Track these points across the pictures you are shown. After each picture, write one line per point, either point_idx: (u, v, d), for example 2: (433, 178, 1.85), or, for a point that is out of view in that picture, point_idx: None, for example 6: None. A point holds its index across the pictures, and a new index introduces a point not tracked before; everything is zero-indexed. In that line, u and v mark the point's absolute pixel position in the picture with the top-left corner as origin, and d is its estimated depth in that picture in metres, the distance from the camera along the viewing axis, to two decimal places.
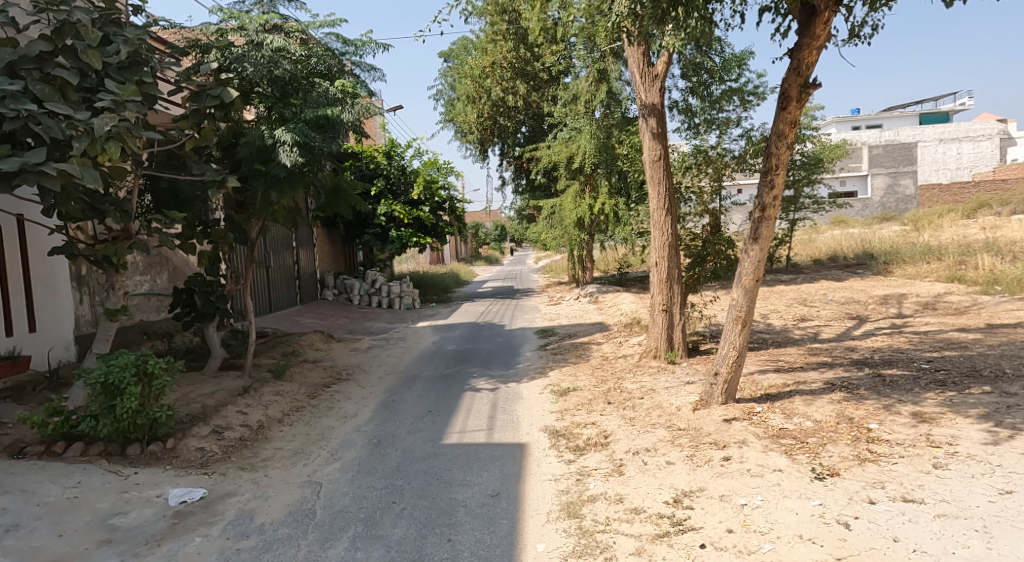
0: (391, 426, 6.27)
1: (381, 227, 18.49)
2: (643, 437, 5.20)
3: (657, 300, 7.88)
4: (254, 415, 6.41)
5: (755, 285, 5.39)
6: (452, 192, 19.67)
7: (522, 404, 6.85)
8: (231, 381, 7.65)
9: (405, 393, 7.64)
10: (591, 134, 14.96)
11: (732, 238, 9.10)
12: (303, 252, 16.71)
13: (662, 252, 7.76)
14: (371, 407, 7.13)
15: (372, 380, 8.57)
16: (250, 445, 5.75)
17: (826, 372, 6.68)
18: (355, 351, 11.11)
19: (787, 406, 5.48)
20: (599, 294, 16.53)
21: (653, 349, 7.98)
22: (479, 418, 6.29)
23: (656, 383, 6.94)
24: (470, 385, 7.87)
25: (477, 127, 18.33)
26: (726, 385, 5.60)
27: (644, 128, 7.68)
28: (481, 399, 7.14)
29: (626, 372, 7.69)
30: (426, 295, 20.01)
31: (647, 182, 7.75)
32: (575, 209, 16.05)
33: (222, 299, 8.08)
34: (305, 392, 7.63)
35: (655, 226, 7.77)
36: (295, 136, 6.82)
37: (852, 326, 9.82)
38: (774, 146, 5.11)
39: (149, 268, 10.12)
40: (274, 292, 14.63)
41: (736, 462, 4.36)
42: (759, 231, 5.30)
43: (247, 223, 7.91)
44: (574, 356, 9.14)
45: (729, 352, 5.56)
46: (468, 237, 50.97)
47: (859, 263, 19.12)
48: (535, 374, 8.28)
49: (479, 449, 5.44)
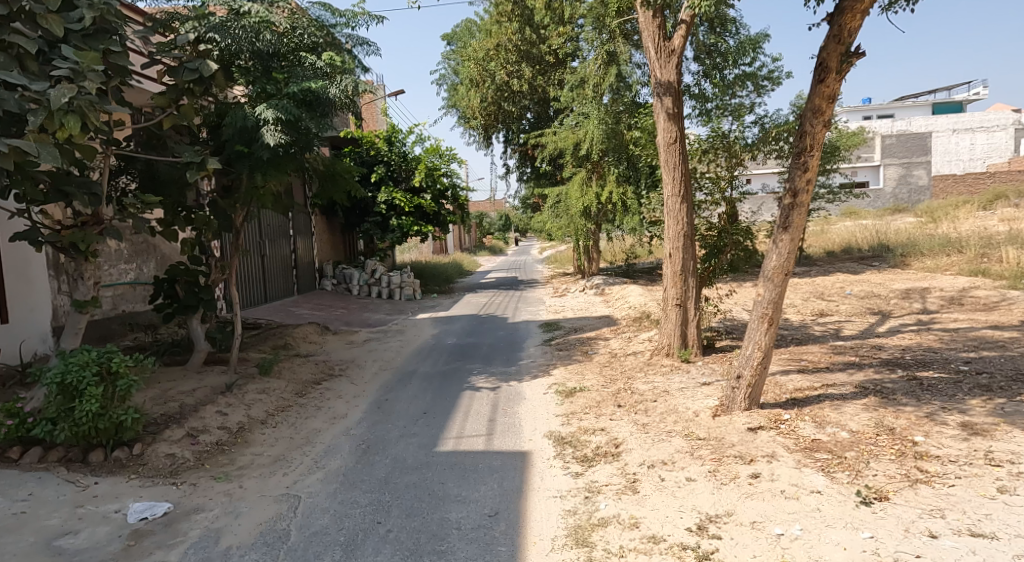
0: (383, 429, 5.78)
1: (381, 216, 17.99)
2: (659, 447, 4.69)
3: (670, 293, 7.33)
4: (235, 416, 5.93)
5: (784, 279, 4.86)
6: (454, 179, 19.10)
7: (525, 405, 6.35)
8: (215, 378, 7.18)
9: (400, 392, 7.15)
10: (599, 120, 14.52)
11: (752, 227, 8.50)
12: (301, 240, 16.24)
13: (676, 243, 7.21)
14: (363, 407, 6.64)
15: (366, 377, 8.08)
16: (227, 451, 5.27)
17: (856, 374, 6.14)
18: (351, 344, 10.63)
19: (817, 412, 4.96)
20: (606, 286, 15.98)
21: (665, 346, 7.44)
22: (478, 421, 5.80)
23: (670, 384, 6.42)
24: (469, 383, 7.37)
25: (480, 112, 17.67)
26: (750, 390, 5.08)
27: (658, 108, 7.11)
28: (481, 399, 6.64)
29: (636, 371, 7.17)
30: (427, 286, 19.51)
31: (660, 167, 7.20)
32: (581, 198, 15.50)
33: (206, 289, 7.58)
34: (294, 390, 7.15)
35: (670, 214, 7.22)
36: (277, 113, 6.30)
37: (875, 322, 9.29)
38: (809, 123, 4.56)
39: (134, 255, 9.66)
40: (269, 281, 14.19)
41: (766, 481, 3.85)
42: (790, 219, 4.77)
43: (232, 209, 7.41)
44: (580, 352, 8.63)
45: (753, 353, 5.03)
46: (472, 227, 50.34)
47: (875, 256, 18.51)
48: (539, 372, 7.76)
49: (477, 457, 4.94)
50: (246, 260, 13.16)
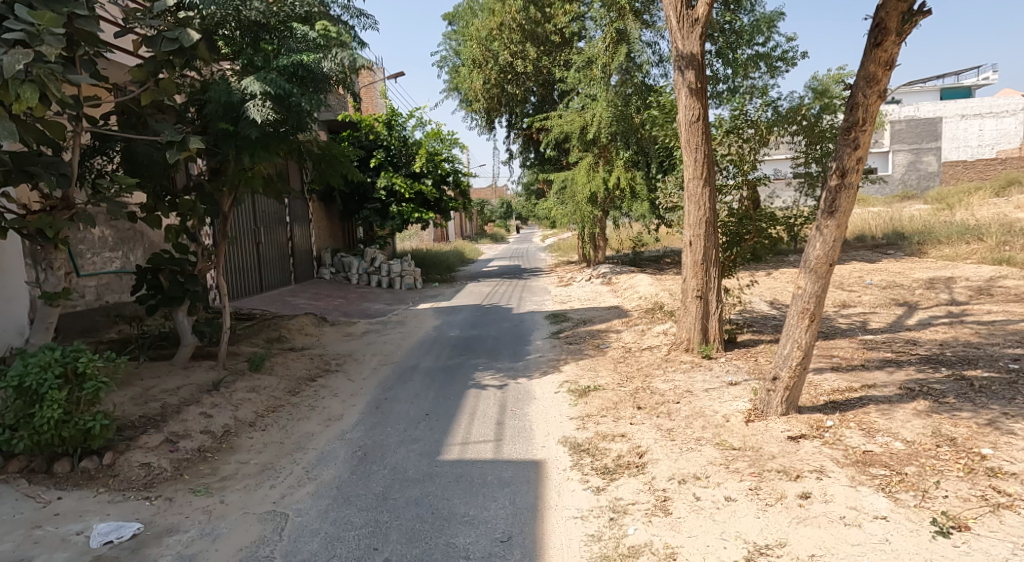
0: (382, 434, 5.30)
1: (380, 202, 17.46)
2: (688, 458, 4.21)
3: (689, 284, 6.84)
4: (221, 418, 5.44)
5: (828, 270, 4.37)
6: (456, 164, 18.57)
7: (535, 406, 5.86)
8: (202, 375, 6.70)
9: (400, 390, 6.66)
10: (608, 103, 13.94)
11: (776, 213, 7.94)
12: (298, 227, 15.71)
13: (697, 229, 6.71)
14: (361, 407, 6.16)
15: (364, 372, 7.60)
16: (209, 458, 4.79)
17: (896, 374, 5.64)
18: (349, 336, 10.15)
19: (863, 418, 4.46)
20: (613, 275, 15.46)
21: (684, 341, 6.94)
22: (486, 425, 5.32)
23: (692, 383, 5.92)
24: (475, 381, 6.89)
25: (483, 95, 16.99)
26: (788, 393, 4.58)
27: (679, 83, 6.57)
28: (488, 399, 6.15)
29: (654, 368, 6.68)
30: (429, 275, 18.99)
31: (681, 148, 6.67)
32: (588, 183, 14.95)
33: (192, 280, 7.07)
34: (287, 388, 6.67)
35: (691, 199, 6.70)
36: (264, 87, 5.78)
37: (903, 314, 8.78)
38: (862, 93, 4.06)
39: (120, 243, 9.17)
40: (264, 270, 13.71)
41: (819, 503, 3.38)
42: (836, 203, 4.26)
43: (220, 193, 6.89)
44: (592, 347, 8.12)
45: (792, 352, 4.53)
46: (474, 214, 49.69)
47: (890, 244, 17.95)
48: (548, 368, 7.27)
49: (485, 468, 4.46)
50: (239, 248, 12.67)
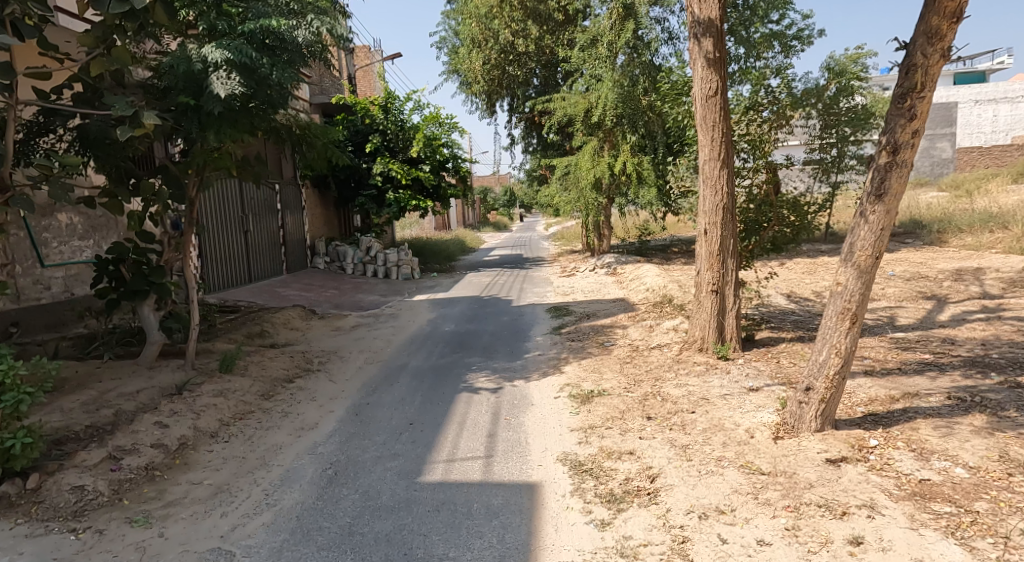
0: (358, 447, 4.68)
1: (376, 189, 16.80)
2: (709, 484, 3.60)
3: (704, 278, 6.20)
4: (177, 428, 4.84)
5: (874, 264, 3.72)
6: (455, 149, 17.86)
7: (533, 415, 5.23)
8: (169, 376, 6.11)
9: (385, 394, 6.04)
10: (614, 83, 13.26)
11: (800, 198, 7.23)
12: (291, 215, 15.07)
13: (713, 217, 6.05)
14: (339, 413, 5.55)
15: (348, 372, 6.99)
16: (157, 479, 4.18)
17: (940, 379, 4.98)
18: (338, 331, 9.54)
19: (912, 437, 3.82)
20: (618, 266, 14.79)
21: (698, 340, 6.31)
22: (475, 438, 4.70)
23: (709, 389, 5.28)
24: (467, 383, 6.28)
25: (483, 76, 16.37)
26: (824, 406, 3.94)
27: (695, 52, 5.90)
28: (480, 406, 5.53)
29: (664, 369, 6.06)
30: (427, 264, 18.37)
31: (696, 126, 6.01)
32: (592, 169, 14.27)
33: (157, 271, 6.44)
34: (260, 390, 6.06)
35: (706, 182, 6.04)
36: (228, 55, 5.12)
37: (933, 309, 8.11)
38: (923, 53, 3.42)
39: (91, 231, 8.54)
40: (253, 259, 13.14)
41: (875, 554, 2.81)
42: (886, 184, 3.60)
43: (186, 176, 6.26)
44: (596, 344, 7.50)
45: (830, 359, 3.89)
46: (476, 201, 48.92)
47: (908, 233, 17.17)
48: (548, 369, 6.64)
49: (471, 493, 3.86)
50: (224, 237, 12.09)
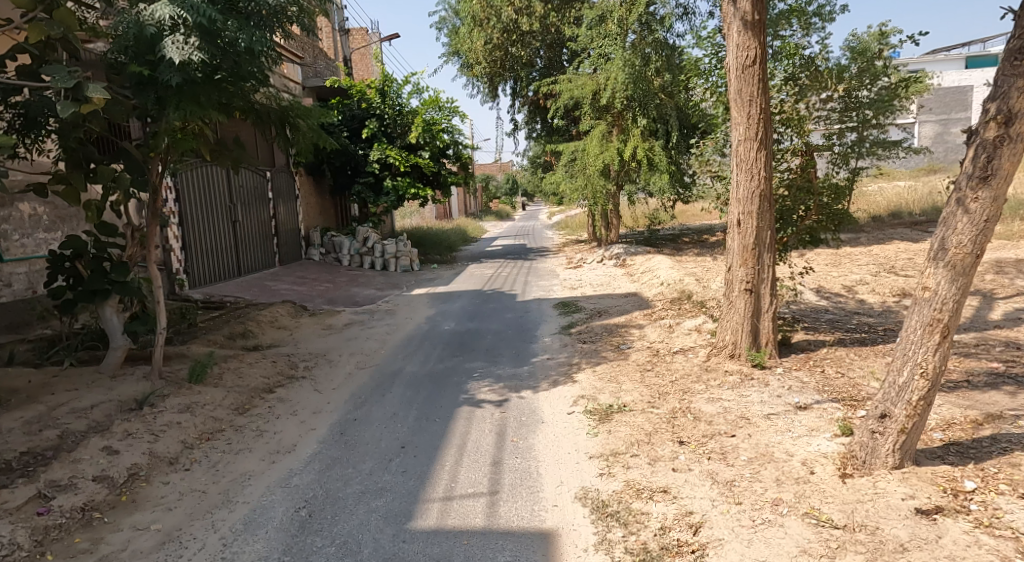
0: (339, 479, 3.98)
1: (374, 177, 16.05)
2: (769, 541, 2.92)
3: (736, 275, 5.48)
4: (129, 453, 4.13)
5: (973, 266, 3.02)
6: (456, 135, 17.06)
7: (545, 437, 4.51)
8: (132, 386, 5.41)
9: (375, 407, 5.33)
10: (624, 63, 12.47)
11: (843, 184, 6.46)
12: (283, 204, 14.31)
13: (748, 204, 5.32)
14: (322, 432, 4.85)
15: (337, 380, 6.28)
16: (96, 523, 3.50)
17: (1022, 395, 4.25)
18: (328, 329, 8.84)
19: (1015, 476, 3.12)
20: (628, 257, 14.03)
21: (729, 345, 5.59)
22: (478, 468, 4.00)
23: (747, 407, 4.56)
24: (468, 394, 5.57)
25: (485, 58, 15.61)
26: (904, 437, 3.22)
27: (730, 15, 5.20)
28: (483, 424, 4.82)
29: (692, 379, 5.34)
30: (427, 255, 17.62)
31: (730, 101, 5.30)
32: (600, 154, 13.49)
33: (121, 269, 5.70)
34: (234, 403, 5.34)
35: (740, 166, 5.32)
36: (185, 15, 4.40)
37: (981, 306, 7.36)
38: None
39: (57, 222, 7.80)
40: (242, 251, 12.43)
41: None
42: (994, 164, 2.93)
43: (149, 160, 5.52)
44: (611, 347, 6.78)
45: (915, 381, 3.15)
46: (478, 189, 47.96)
47: (930, 222, 16.38)
48: (559, 377, 5.93)
49: (471, 546, 3.17)
50: (211, 228, 11.36)
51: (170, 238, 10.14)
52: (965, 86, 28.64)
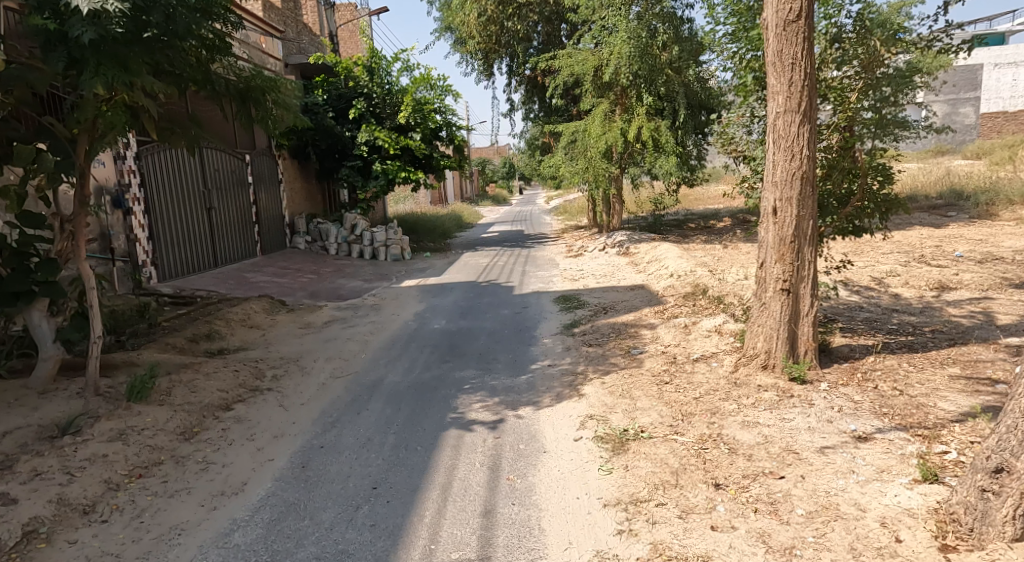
0: (290, 538, 3.19)
1: (362, 160, 15.15)
2: None
3: (771, 272, 4.66)
4: (29, 503, 3.33)
5: None
6: (449, 115, 16.09)
7: (547, 475, 3.69)
8: (59, 405, 4.58)
9: (348, 430, 4.51)
10: (629, 35, 11.56)
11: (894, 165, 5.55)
12: (265, 189, 13.40)
13: (786, 188, 4.50)
14: (281, 465, 4.04)
15: (307, 393, 5.45)
16: None
17: None
18: (306, 328, 8.02)
19: None
20: (631, 244, 13.22)
21: (761, 355, 4.78)
22: (464, 525, 3.21)
23: (792, 436, 3.77)
24: (458, 412, 4.75)
25: (479, 32, 14.69)
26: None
27: None
28: (473, 454, 4.02)
29: (720, 396, 4.53)
30: (419, 243, 16.75)
31: (767, 65, 4.49)
32: (602, 135, 12.61)
33: (49, 265, 4.83)
34: (180, 426, 4.51)
35: (778, 143, 4.50)
36: None
37: None
38: None
39: None
40: (218, 240, 11.54)
41: None
42: None
43: (76, 138, 4.65)
44: (620, 352, 5.96)
45: None
46: (473, 174, 46.83)
47: (948, 205, 15.53)
48: (562, 389, 5.12)
49: None
50: (181, 216, 10.47)
51: (135, 227, 9.24)
52: (975, 65, 27.33)
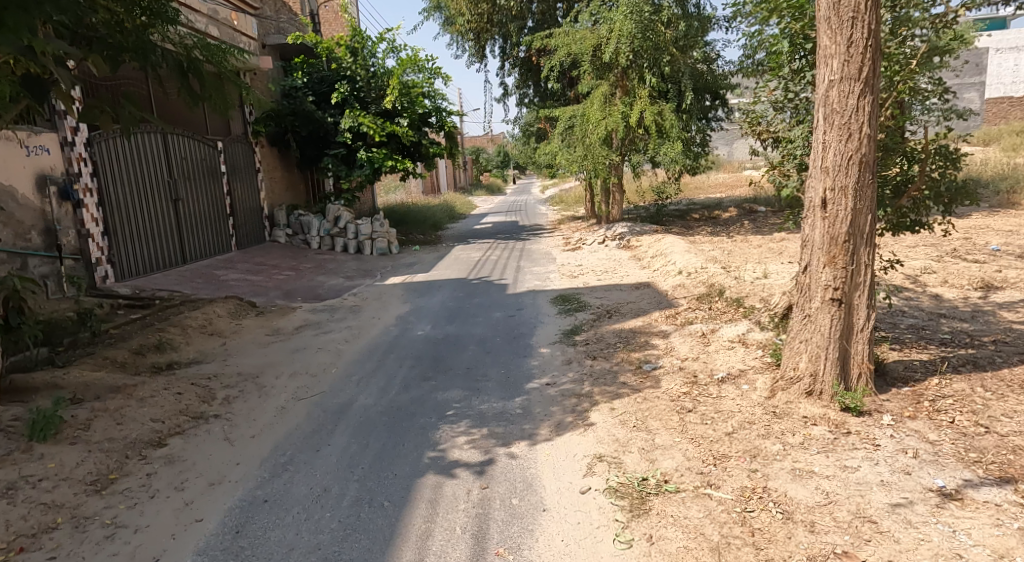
0: None
1: (345, 147, 14.20)
2: None
3: (819, 278, 3.82)
4: None
5: None
6: (439, 98, 15.10)
7: (548, 549, 2.86)
8: None
9: (302, 476, 3.67)
10: (630, 10, 10.77)
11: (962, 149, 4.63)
12: (240, 177, 12.47)
13: (842, 175, 3.64)
14: (211, 527, 3.20)
15: (262, 419, 4.59)
16: None
17: None
18: (274, 335, 7.15)
19: None
20: (633, 237, 12.34)
21: (805, 379, 3.93)
22: None
23: (863, 493, 2.94)
24: (438, 450, 3.90)
25: (469, 8, 13.95)
26: None
27: None
28: (453, 512, 3.18)
29: (759, 431, 3.68)
30: (408, 235, 15.84)
31: (820, 22, 3.64)
32: (602, 120, 11.69)
33: None
34: (94, 471, 3.66)
35: (831, 119, 3.65)
36: None
37: None
38: None
39: None
40: (186, 235, 10.60)
41: None
42: None
43: None
44: (631, 367, 5.10)
45: None
46: (466, 164, 45.80)
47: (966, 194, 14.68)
48: (563, 417, 4.27)
49: None
50: (142, 208, 9.55)
51: (87, 222, 8.34)
52: (982, 49, 26.39)
